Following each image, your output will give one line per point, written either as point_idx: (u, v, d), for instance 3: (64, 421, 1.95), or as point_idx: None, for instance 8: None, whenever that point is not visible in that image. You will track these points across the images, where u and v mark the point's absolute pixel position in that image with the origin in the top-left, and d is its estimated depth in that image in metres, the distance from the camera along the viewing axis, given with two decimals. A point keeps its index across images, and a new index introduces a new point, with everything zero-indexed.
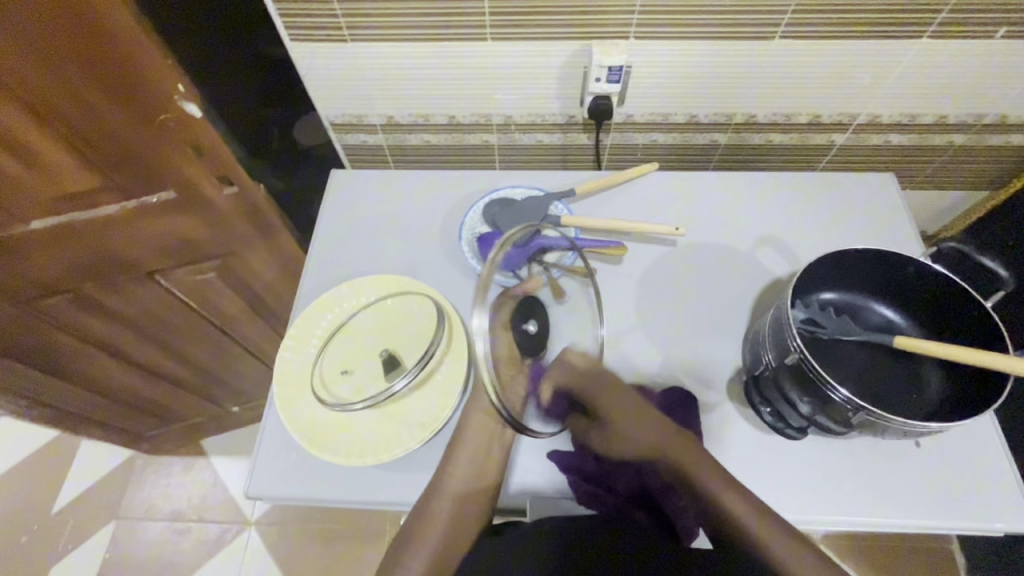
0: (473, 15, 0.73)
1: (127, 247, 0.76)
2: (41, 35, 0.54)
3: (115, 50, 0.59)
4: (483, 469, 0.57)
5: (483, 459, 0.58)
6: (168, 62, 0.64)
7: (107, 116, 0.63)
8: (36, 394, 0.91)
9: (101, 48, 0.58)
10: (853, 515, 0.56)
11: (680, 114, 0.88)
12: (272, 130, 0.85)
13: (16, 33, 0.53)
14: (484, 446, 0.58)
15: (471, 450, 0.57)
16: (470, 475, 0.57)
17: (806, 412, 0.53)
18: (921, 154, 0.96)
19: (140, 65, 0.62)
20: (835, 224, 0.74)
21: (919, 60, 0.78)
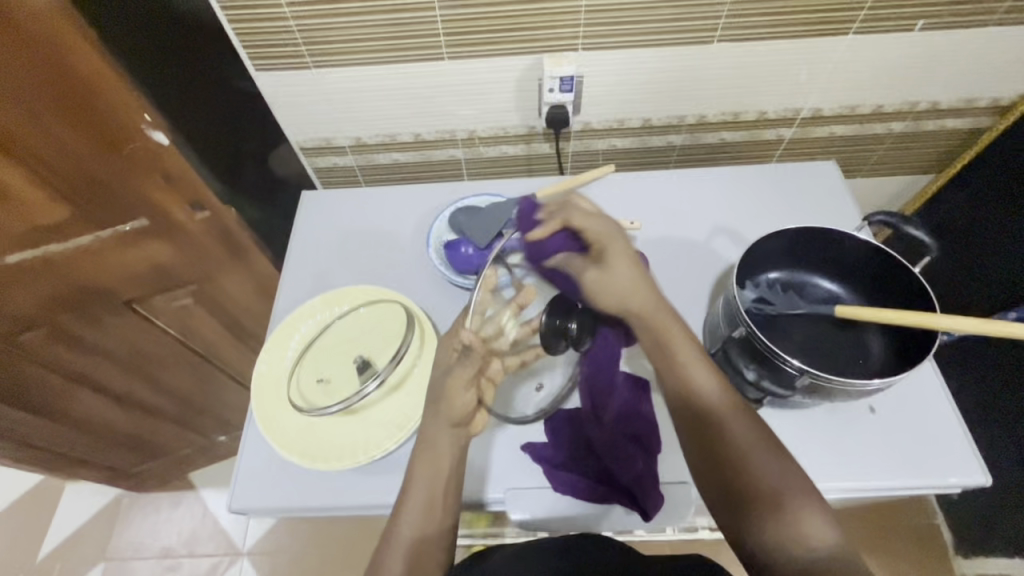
0: (428, 36, 0.77)
1: (105, 274, 0.78)
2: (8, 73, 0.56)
3: (81, 84, 0.62)
4: (437, 510, 0.55)
5: (432, 505, 0.55)
6: (136, 97, 0.66)
7: (77, 149, 0.66)
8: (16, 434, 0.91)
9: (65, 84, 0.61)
10: (813, 483, 0.58)
11: (635, 118, 0.93)
12: (250, 171, 0.86)
13: None
14: (431, 496, 0.55)
15: (421, 492, 0.55)
16: (424, 522, 0.54)
17: (753, 377, 0.55)
18: (866, 142, 1.01)
19: (106, 98, 0.64)
20: (784, 210, 0.78)
21: (849, 54, 0.84)
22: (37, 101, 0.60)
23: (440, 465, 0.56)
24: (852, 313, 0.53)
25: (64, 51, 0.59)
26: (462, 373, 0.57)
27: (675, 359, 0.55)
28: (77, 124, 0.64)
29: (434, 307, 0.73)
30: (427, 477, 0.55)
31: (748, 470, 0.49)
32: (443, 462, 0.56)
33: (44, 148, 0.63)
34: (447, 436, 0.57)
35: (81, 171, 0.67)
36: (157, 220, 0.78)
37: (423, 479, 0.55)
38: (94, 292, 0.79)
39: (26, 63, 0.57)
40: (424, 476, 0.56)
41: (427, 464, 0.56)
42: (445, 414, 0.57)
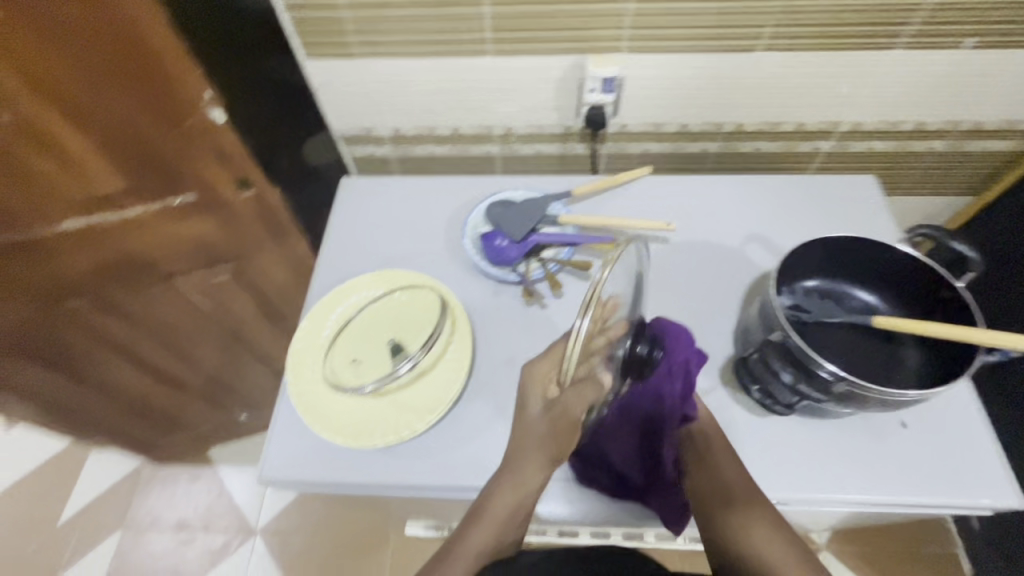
0: (476, 31, 0.79)
1: (152, 251, 0.79)
2: (79, 37, 0.55)
3: (143, 49, 0.59)
4: (510, 520, 0.56)
5: (503, 521, 0.56)
6: (198, 73, 0.64)
7: (140, 123, 0.65)
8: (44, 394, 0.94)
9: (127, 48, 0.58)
10: (840, 494, 0.58)
11: (672, 123, 0.93)
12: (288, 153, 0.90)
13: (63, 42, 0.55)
14: (506, 514, 0.56)
15: (492, 516, 0.56)
16: (489, 541, 0.56)
17: (789, 381, 0.55)
18: (903, 160, 1.01)
19: (170, 71, 0.62)
20: (820, 220, 0.78)
21: (894, 69, 0.84)
22: (116, 78, 0.60)
23: (521, 479, 0.56)
24: (892, 324, 0.53)
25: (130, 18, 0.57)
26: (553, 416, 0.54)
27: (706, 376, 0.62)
28: (137, 96, 0.62)
29: (467, 296, 0.74)
30: (506, 490, 0.56)
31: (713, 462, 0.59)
32: (520, 489, 0.56)
33: (110, 121, 0.63)
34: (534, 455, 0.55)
35: (142, 145, 0.67)
36: (206, 197, 0.77)
37: (503, 489, 0.56)
38: (140, 264, 0.80)
39: (94, 32, 0.56)
40: (508, 484, 0.56)
41: (503, 491, 0.56)
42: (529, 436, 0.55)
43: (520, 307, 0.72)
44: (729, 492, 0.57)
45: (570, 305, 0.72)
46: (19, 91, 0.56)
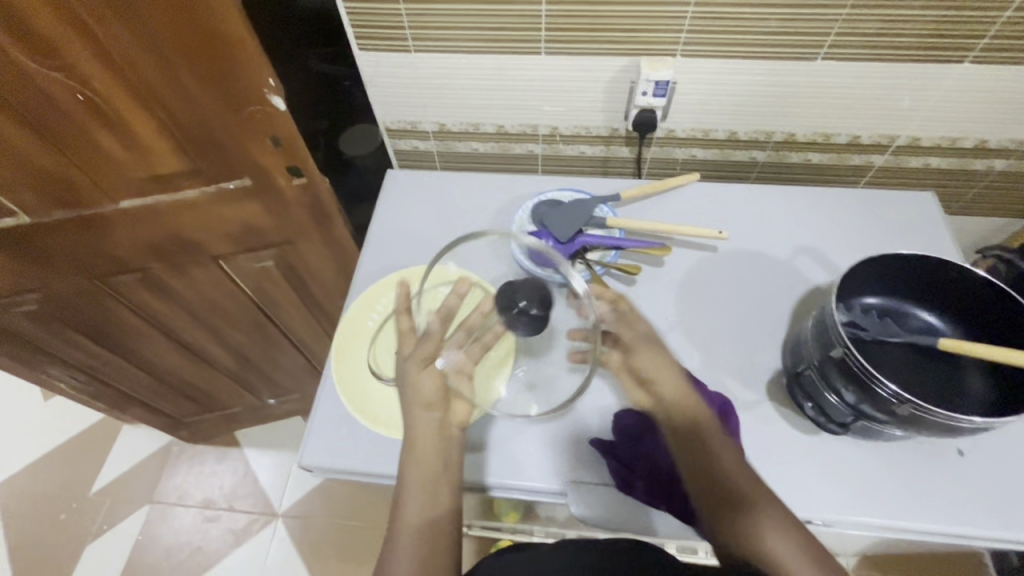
0: (531, 30, 0.79)
1: (199, 231, 0.80)
2: (148, 15, 0.54)
3: (210, 30, 0.57)
4: (433, 489, 0.57)
5: (426, 492, 0.57)
6: (263, 59, 0.61)
7: (203, 104, 0.64)
8: (84, 361, 0.98)
9: (193, 28, 0.56)
10: (889, 519, 0.57)
11: (720, 130, 0.92)
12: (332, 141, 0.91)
13: (134, 19, 0.54)
14: (426, 483, 0.57)
15: (414, 494, 0.57)
16: (423, 514, 0.56)
17: (850, 400, 0.53)
18: (960, 179, 0.97)
19: (235, 57, 0.60)
20: (875, 236, 0.75)
21: (959, 83, 0.81)
22: (179, 55, 0.58)
23: (425, 449, 0.58)
24: (958, 347, 0.51)
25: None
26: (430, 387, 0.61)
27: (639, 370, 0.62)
28: (201, 78, 0.61)
29: None
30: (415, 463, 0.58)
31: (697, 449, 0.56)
32: (430, 458, 0.58)
33: (172, 100, 0.63)
34: (424, 422, 0.59)
35: (202, 126, 0.66)
36: (260, 183, 0.75)
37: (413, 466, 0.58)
38: (187, 244, 0.81)
39: (163, 10, 0.54)
40: (417, 458, 0.58)
41: (413, 473, 0.57)
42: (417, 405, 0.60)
43: None
44: (714, 479, 0.54)
45: None
46: (84, 62, 0.57)
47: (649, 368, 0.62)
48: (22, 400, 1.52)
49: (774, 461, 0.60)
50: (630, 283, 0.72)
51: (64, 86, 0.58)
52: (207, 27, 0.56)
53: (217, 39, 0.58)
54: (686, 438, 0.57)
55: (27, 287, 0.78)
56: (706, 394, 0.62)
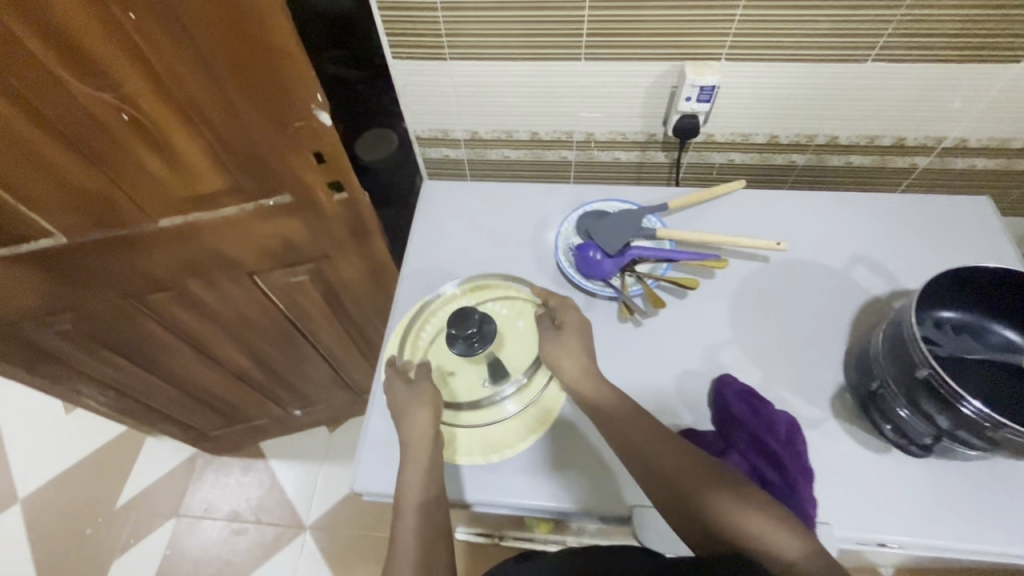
0: (571, 35, 0.77)
1: (236, 248, 0.78)
2: (199, 33, 0.53)
3: (261, 46, 0.55)
4: (430, 486, 0.57)
5: (425, 491, 0.57)
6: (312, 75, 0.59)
7: (249, 122, 0.62)
8: (115, 379, 0.97)
9: (245, 45, 0.55)
10: (969, 542, 0.55)
11: (761, 134, 0.90)
12: None
13: (185, 37, 0.53)
14: (423, 483, 0.57)
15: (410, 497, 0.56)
16: (419, 517, 0.55)
17: (944, 424, 0.51)
18: (1006, 179, 0.95)
19: (285, 74, 0.58)
20: (932, 243, 0.73)
21: (1015, 82, 0.78)
22: (228, 73, 0.57)
23: (419, 451, 0.59)
24: None
25: (249, 12, 0.52)
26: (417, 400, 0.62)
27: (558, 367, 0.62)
28: (249, 94, 0.59)
29: None
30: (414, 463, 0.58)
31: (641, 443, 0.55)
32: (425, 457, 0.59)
33: (218, 117, 0.61)
34: (416, 421, 0.60)
35: (246, 143, 0.65)
36: (300, 199, 0.74)
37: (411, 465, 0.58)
38: (224, 262, 0.79)
39: (215, 27, 0.52)
40: (413, 458, 0.59)
41: (409, 476, 0.58)
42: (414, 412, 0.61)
43: (613, 322, 0.70)
44: (677, 474, 0.53)
45: (667, 324, 0.69)
46: (131, 79, 0.55)
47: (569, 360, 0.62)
48: (45, 413, 1.51)
49: (843, 480, 0.58)
50: (682, 296, 0.71)
51: (112, 108, 0.56)
52: (258, 44, 0.55)
53: (267, 55, 0.56)
54: (647, 431, 0.56)
55: (63, 307, 0.77)
56: (772, 415, 0.58)
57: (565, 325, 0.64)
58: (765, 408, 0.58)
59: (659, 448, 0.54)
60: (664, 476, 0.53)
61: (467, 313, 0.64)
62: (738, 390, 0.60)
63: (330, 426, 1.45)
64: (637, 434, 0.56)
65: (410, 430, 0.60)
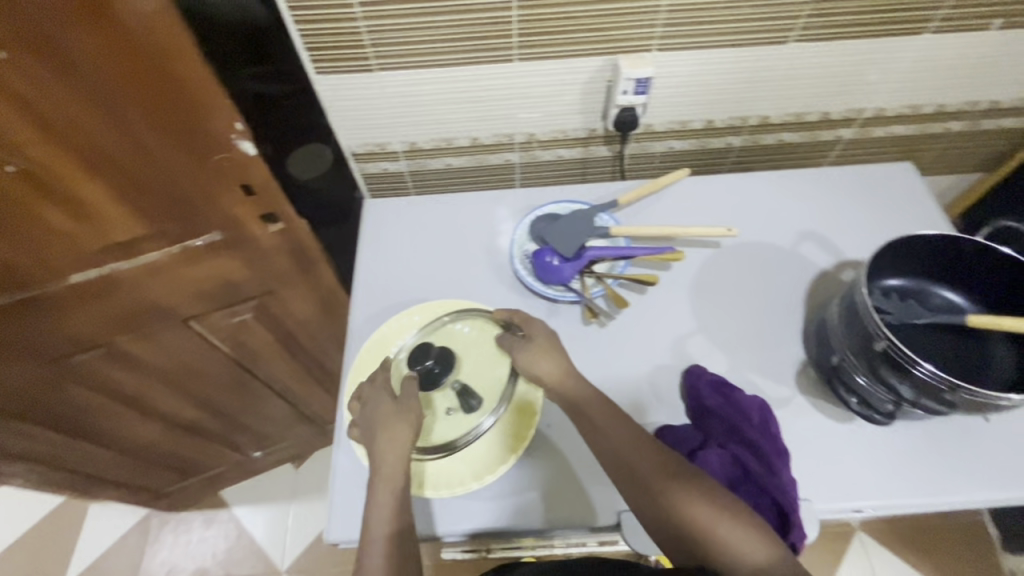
0: (502, 37, 0.75)
1: (168, 294, 0.71)
2: (89, 64, 0.47)
3: (164, 73, 0.50)
4: (398, 504, 0.55)
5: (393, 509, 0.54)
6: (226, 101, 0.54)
7: (161, 157, 0.57)
8: (42, 453, 0.87)
9: (146, 73, 0.49)
10: (934, 496, 0.58)
11: (698, 120, 0.91)
12: None
13: (73, 70, 0.47)
14: (393, 500, 0.55)
15: (381, 518, 0.53)
16: (385, 537, 0.52)
17: (905, 394, 0.53)
18: (922, 142, 1.01)
19: (195, 100, 0.53)
20: (868, 212, 0.76)
21: (923, 52, 0.83)
22: (130, 105, 0.51)
23: (391, 469, 0.56)
24: (991, 323, 0.51)
25: (146, 36, 0.47)
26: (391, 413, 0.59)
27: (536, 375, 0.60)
28: (156, 126, 0.54)
29: None
30: (384, 481, 0.55)
31: (614, 442, 0.55)
32: (394, 475, 0.56)
33: (126, 156, 0.55)
34: (386, 439, 0.57)
35: (162, 182, 0.59)
36: (232, 235, 0.68)
37: (380, 484, 0.55)
38: (153, 311, 0.72)
39: (106, 55, 0.47)
40: (382, 478, 0.56)
41: (381, 495, 0.55)
42: (386, 428, 0.58)
43: (578, 327, 0.69)
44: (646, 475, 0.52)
45: (632, 322, 0.69)
46: (11, 121, 0.48)
47: (546, 368, 0.60)
48: None
49: (815, 454, 0.60)
50: (643, 292, 0.71)
51: None
52: (160, 70, 0.50)
53: (173, 82, 0.51)
54: (621, 428, 0.55)
55: None
56: (745, 403, 0.58)
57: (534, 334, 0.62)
58: (737, 395, 0.59)
59: (629, 445, 0.54)
60: (637, 471, 0.53)
61: (427, 348, 0.64)
62: (707, 380, 0.60)
63: (295, 462, 1.38)
64: (613, 432, 0.55)
65: (381, 449, 0.57)
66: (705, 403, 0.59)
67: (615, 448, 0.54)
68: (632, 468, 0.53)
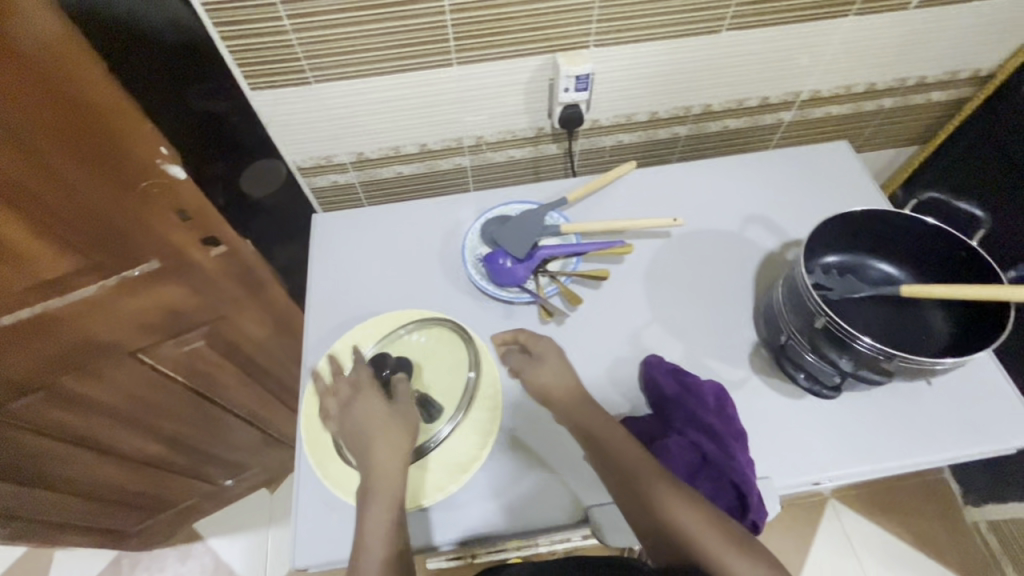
0: (438, 42, 0.74)
1: (112, 330, 0.69)
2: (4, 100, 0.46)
3: (82, 104, 0.51)
4: (395, 517, 0.53)
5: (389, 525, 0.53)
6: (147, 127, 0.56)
7: (88, 190, 0.56)
8: None
9: (63, 105, 0.50)
10: (885, 461, 0.60)
11: (642, 113, 0.92)
12: None
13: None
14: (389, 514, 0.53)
15: (377, 538, 0.52)
16: (384, 551, 0.52)
17: (845, 367, 0.55)
18: (858, 120, 1.04)
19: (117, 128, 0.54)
20: (808, 192, 0.79)
21: (849, 34, 0.86)
22: (51, 139, 0.51)
23: (389, 481, 0.55)
24: (921, 292, 0.53)
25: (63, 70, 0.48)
26: (392, 424, 0.57)
27: (543, 393, 0.61)
28: (79, 158, 0.53)
29: (479, 324, 0.69)
30: (380, 494, 0.54)
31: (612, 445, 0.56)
32: (392, 489, 0.54)
33: (51, 193, 0.53)
34: (383, 452, 0.55)
35: (93, 215, 0.57)
36: (172, 263, 0.68)
37: (376, 498, 0.54)
38: (98, 347, 0.70)
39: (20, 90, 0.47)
40: (377, 492, 0.54)
41: (377, 515, 0.53)
42: (379, 440, 0.56)
43: (536, 327, 0.69)
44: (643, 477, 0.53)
45: (589, 318, 0.69)
46: None
47: (552, 382, 0.61)
48: None
49: (771, 432, 0.61)
50: (597, 287, 0.71)
51: None
52: (77, 102, 0.51)
53: (94, 114, 0.52)
54: (619, 433, 0.56)
55: None
56: (700, 387, 0.60)
57: (541, 352, 0.63)
58: (693, 381, 0.60)
59: (628, 448, 0.55)
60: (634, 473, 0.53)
61: (384, 356, 0.63)
62: (661, 368, 0.61)
63: (270, 486, 1.34)
64: (610, 434, 0.56)
65: (378, 461, 0.55)
66: (664, 391, 0.60)
67: (612, 451, 0.55)
68: (629, 470, 0.54)
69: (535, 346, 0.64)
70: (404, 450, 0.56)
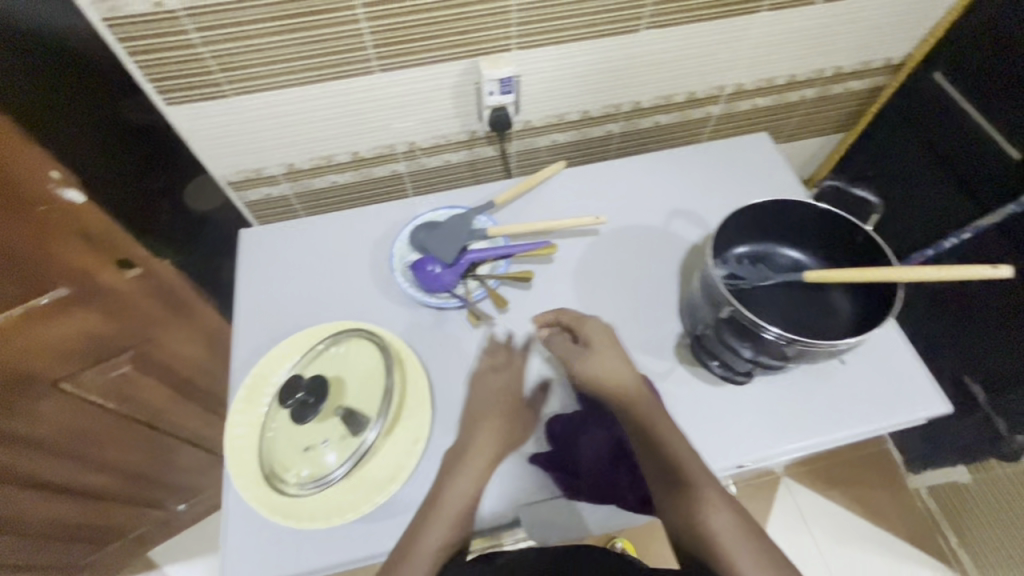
0: (357, 50, 0.74)
1: (31, 360, 0.70)
2: None
3: None
4: (472, 494, 0.57)
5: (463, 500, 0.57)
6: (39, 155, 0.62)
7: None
8: None
9: None
10: (801, 441, 0.62)
11: (573, 112, 0.94)
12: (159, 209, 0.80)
13: None
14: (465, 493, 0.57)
15: (450, 512, 0.56)
16: (448, 528, 0.55)
17: (750, 354, 0.58)
18: (784, 111, 1.08)
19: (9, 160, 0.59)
20: (731, 184, 0.81)
21: (765, 29, 0.89)
22: None
23: (484, 457, 0.60)
24: (823, 278, 0.55)
25: None
26: (499, 409, 0.62)
27: (596, 379, 0.60)
28: None
29: (411, 332, 0.69)
30: (465, 471, 0.58)
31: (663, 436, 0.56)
32: (479, 470, 0.59)
33: None
34: (484, 433, 0.61)
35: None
36: (82, 288, 0.72)
37: (459, 475, 0.58)
38: (16, 378, 0.69)
39: None
40: (460, 469, 0.59)
41: (462, 488, 0.57)
42: (483, 423, 0.61)
43: (467, 332, 0.69)
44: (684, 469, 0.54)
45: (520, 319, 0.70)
46: None
47: (605, 373, 0.59)
48: None
49: (696, 421, 0.63)
50: (527, 288, 0.72)
51: None
52: None
53: None
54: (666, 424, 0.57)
55: None
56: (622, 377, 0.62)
57: (591, 339, 0.62)
58: None
59: (670, 438, 0.56)
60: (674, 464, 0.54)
61: (297, 380, 0.60)
62: None
63: None
64: (661, 425, 0.57)
65: (477, 441, 0.60)
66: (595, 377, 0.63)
67: (657, 443, 0.55)
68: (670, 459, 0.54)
69: (584, 334, 0.62)
70: (506, 436, 0.61)
